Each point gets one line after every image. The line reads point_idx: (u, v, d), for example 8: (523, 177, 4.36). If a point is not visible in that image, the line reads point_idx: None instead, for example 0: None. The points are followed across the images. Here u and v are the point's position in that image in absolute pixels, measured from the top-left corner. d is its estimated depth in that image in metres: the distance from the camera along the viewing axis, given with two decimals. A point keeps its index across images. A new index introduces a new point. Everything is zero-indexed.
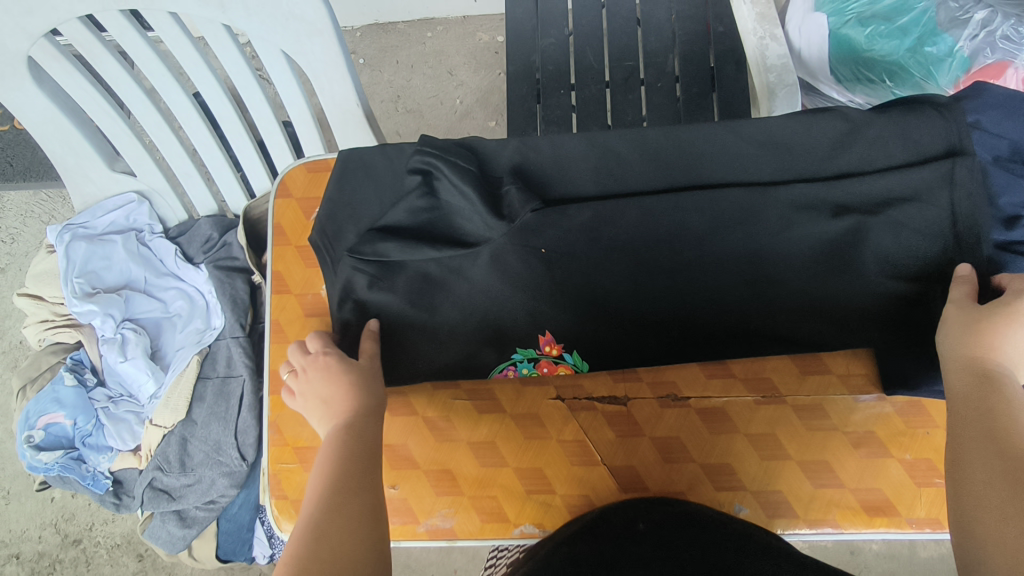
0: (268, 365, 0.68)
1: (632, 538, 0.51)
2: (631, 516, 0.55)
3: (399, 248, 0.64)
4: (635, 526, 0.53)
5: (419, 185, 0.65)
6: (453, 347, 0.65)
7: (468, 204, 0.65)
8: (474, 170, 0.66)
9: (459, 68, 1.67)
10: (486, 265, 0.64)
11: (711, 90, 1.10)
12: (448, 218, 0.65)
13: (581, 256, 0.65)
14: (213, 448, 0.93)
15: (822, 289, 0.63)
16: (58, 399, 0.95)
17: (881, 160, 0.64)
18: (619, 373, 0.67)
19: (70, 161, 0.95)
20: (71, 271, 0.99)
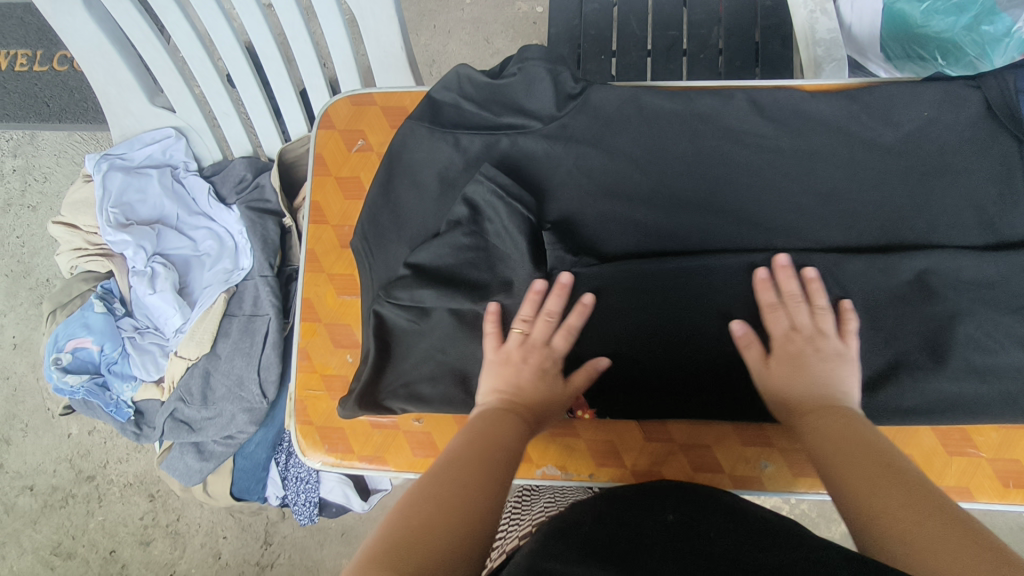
0: (301, 293, 0.68)
1: (656, 525, 0.46)
2: (661, 508, 0.49)
3: (435, 295, 0.63)
4: (662, 515, 0.47)
5: (467, 221, 0.63)
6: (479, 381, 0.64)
7: (515, 253, 0.63)
8: (532, 218, 0.63)
9: (497, 37, 1.66)
10: (524, 313, 0.63)
11: (754, 65, 1.08)
12: (491, 265, 0.64)
13: (621, 297, 0.62)
14: (235, 383, 0.94)
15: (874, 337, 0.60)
16: (87, 324, 0.96)
17: (950, 124, 0.61)
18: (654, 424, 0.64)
19: (112, 92, 0.97)
20: (106, 201, 0.99)
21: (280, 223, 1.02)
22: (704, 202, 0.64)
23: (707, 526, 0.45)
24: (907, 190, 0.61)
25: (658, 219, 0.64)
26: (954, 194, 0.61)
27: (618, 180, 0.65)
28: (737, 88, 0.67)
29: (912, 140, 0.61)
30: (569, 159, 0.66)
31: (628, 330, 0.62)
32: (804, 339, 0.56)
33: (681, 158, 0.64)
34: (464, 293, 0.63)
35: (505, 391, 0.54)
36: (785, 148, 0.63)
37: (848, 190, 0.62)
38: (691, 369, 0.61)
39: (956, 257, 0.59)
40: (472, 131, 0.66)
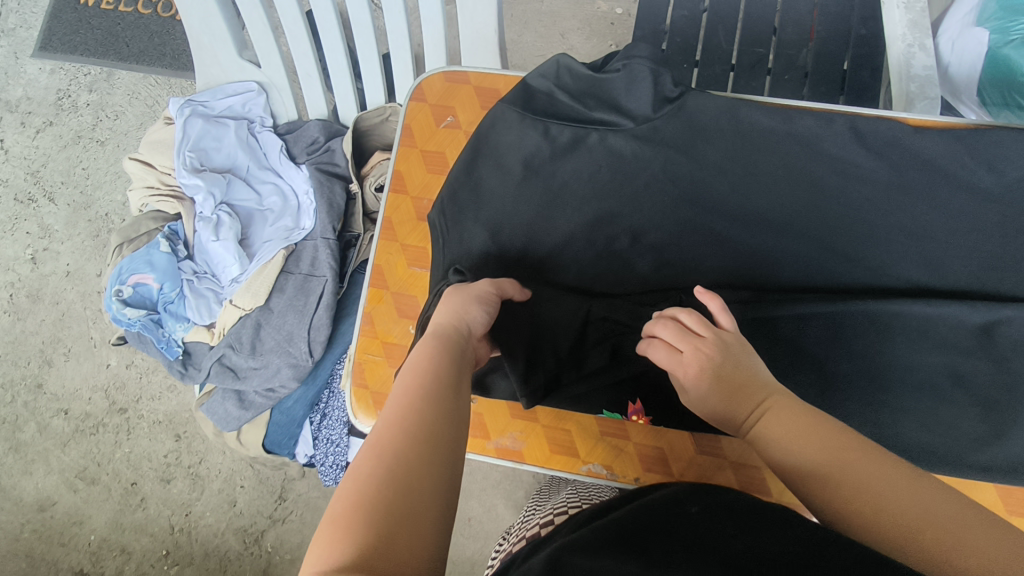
0: (372, 259, 0.69)
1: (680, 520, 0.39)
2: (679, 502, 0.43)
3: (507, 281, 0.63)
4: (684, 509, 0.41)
5: None
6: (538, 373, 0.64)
7: None
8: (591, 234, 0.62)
9: (573, 32, 1.66)
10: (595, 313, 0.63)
11: (838, 93, 1.07)
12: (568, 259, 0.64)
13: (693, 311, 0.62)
14: (285, 338, 0.96)
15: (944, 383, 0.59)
16: (151, 262, 0.99)
17: None
18: (706, 439, 0.64)
19: (204, 40, 0.99)
20: (185, 144, 1.02)
21: (346, 188, 1.04)
22: (787, 224, 0.63)
23: (730, 521, 0.38)
24: (1004, 240, 0.60)
25: (736, 237, 0.64)
26: None
27: (705, 191, 0.65)
28: (837, 113, 0.66)
29: (1017, 190, 0.60)
30: (661, 166, 0.65)
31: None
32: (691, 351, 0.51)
33: (771, 178, 0.64)
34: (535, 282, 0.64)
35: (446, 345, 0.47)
36: (880, 181, 0.62)
37: (941, 232, 0.61)
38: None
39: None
40: (568, 123, 0.67)
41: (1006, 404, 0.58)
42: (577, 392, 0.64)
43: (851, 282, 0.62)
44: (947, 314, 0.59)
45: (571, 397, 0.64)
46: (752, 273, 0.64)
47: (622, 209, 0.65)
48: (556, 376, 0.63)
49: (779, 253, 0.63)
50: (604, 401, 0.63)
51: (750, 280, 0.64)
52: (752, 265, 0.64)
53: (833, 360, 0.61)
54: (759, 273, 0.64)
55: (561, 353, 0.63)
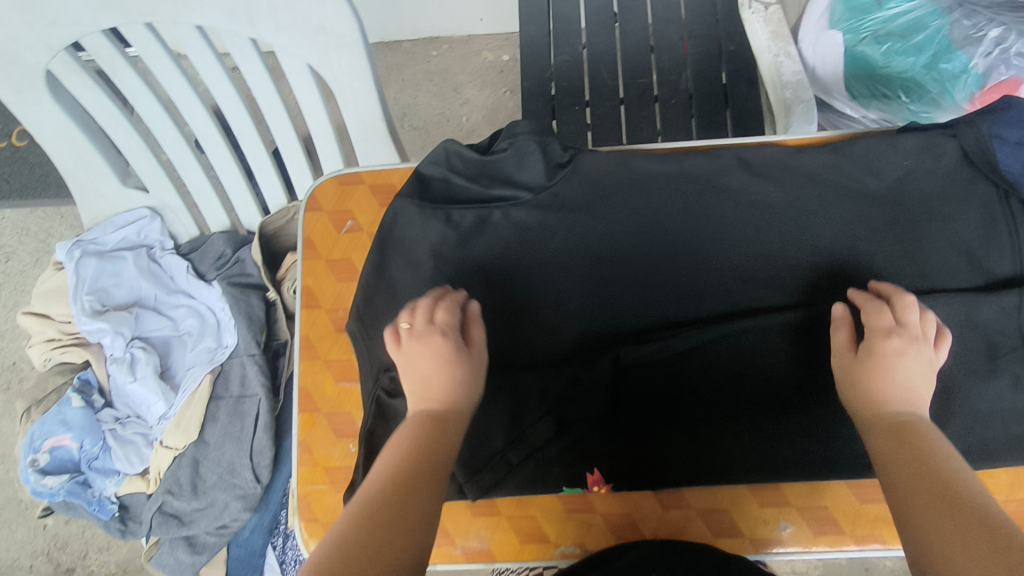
0: (297, 383, 0.65)
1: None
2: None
3: None
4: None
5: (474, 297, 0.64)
6: (488, 469, 0.62)
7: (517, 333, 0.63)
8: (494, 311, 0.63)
9: (465, 86, 1.68)
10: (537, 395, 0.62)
11: (724, 106, 1.11)
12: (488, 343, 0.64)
13: (626, 370, 0.62)
14: (227, 471, 0.90)
15: None
16: (65, 420, 0.92)
17: (933, 174, 0.62)
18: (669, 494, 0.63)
19: (82, 177, 0.94)
20: (81, 288, 0.96)
21: (264, 297, 0.99)
22: (700, 261, 0.64)
23: None
24: (898, 241, 0.62)
25: (656, 282, 0.64)
26: (943, 237, 0.62)
27: (614, 246, 0.65)
28: (722, 147, 0.68)
29: (899, 193, 0.63)
30: (568, 229, 0.66)
31: (639, 397, 0.62)
32: (898, 335, 0.52)
33: (677, 223, 0.65)
34: None
35: (422, 387, 0.50)
36: (777, 205, 0.64)
37: (842, 241, 0.63)
38: (706, 431, 0.61)
39: (956, 303, 0.59)
40: (468, 208, 0.66)
41: (941, 396, 0.59)
42: (535, 476, 0.62)
43: (776, 304, 0.63)
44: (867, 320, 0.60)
45: (528, 481, 0.62)
46: (680, 314, 0.63)
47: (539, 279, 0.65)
48: (507, 462, 0.62)
49: (700, 290, 0.64)
50: (562, 481, 0.62)
51: (681, 321, 0.63)
52: (678, 306, 0.64)
53: (777, 383, 0.61)
54: (687, 312, 0.63)
55: (506, 439, 0.62)
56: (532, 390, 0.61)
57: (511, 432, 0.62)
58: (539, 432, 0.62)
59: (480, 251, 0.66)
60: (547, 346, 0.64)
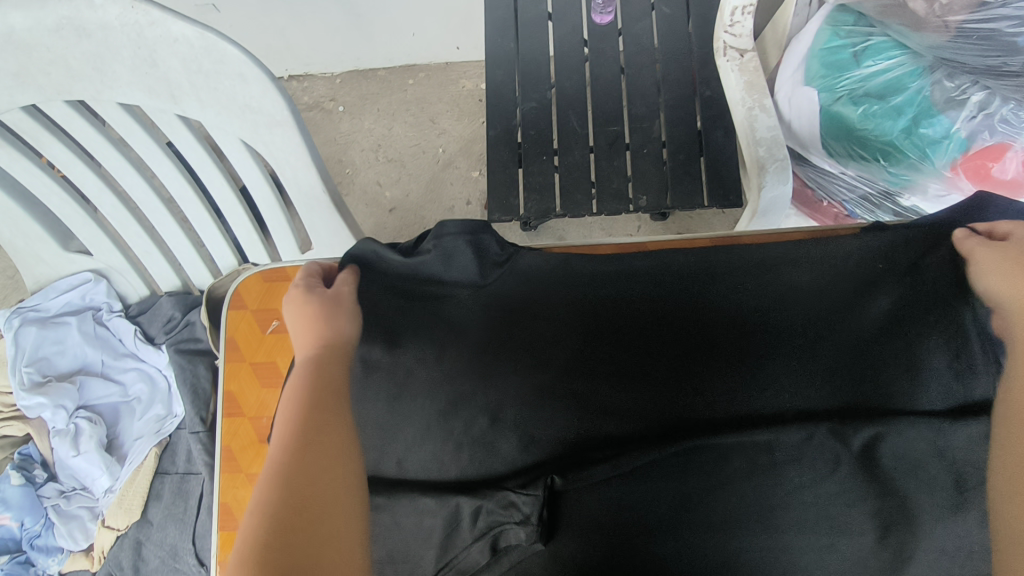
0: (218, 499, 0.61)
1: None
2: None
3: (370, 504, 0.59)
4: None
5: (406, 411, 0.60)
6: None
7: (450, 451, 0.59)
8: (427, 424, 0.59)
9: (442, 116, 1.63)
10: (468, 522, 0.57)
11: (698, 156, 1.06)
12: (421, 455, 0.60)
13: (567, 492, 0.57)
14: (169, 553, 0.86)
15: (837, 517, 0.55)
16: (3, 499, 0.88)
17: (890, 282, 0.59)
18: None
19: (20, 243, 0.90)
20: (20, 360, 0.92)
21: (212, 364, 0.95)
22: (647, 369, 0.60)
23: None
24: (858, 353, 0.58)
25: (600, 391, 0.60)
26: (905, 350, 0.57)
27: (555, 350, 0.61)
28: (666, 246, 0.66)
29: (857, 302, 0.59)
30: (506, 331, 0.62)
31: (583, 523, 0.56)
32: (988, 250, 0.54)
33: (622, 328, 0.61)
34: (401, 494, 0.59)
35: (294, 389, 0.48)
36: (726, 307, 0.61)
37: (797, 350, 0.59)
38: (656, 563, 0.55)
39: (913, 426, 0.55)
40: (403, 309, 0.63)
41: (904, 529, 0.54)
42: None
43: (731, 418, 0.58)
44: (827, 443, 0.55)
45: None
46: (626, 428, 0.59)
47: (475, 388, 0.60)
48: None
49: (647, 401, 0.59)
50: None
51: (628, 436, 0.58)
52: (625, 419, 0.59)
53: (726, 507, 0.56)
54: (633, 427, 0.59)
55: (437, 564, 0.58)
56: (465, 513, 0.58)
57: (442, 557, 0.58)
58: (471, 559, 0.57)
59: (412, 357, 0.61)
60: (482, 463, 0.59)
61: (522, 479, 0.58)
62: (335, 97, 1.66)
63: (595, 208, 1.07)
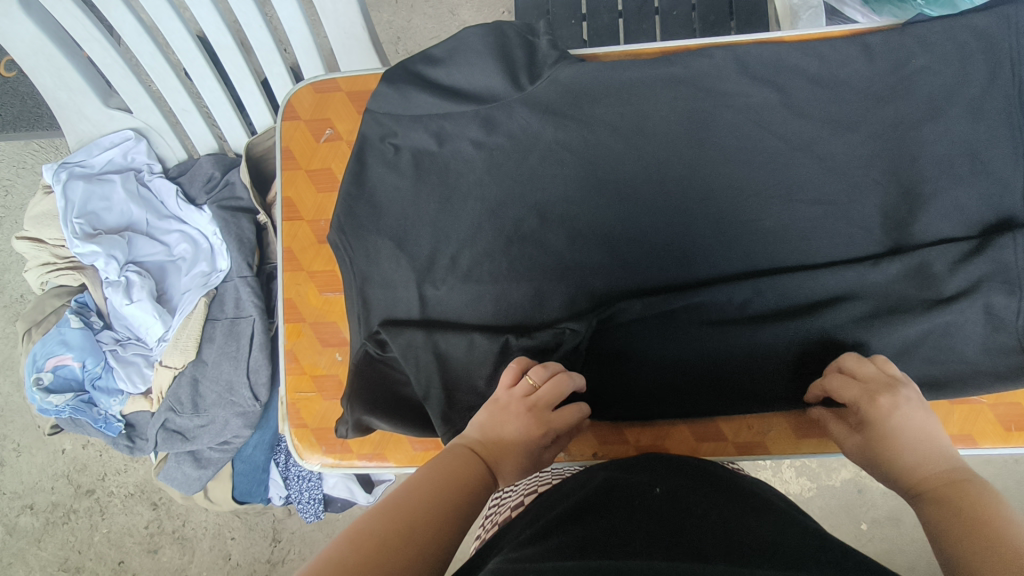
0: (282, 293, 0.66)
1: (643, 497, 0.48)
2: (648, 483, 0.51)
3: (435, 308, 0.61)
4: (649, 490, 0.49)
5: (466, 208, 0.64)
6: (475, 384, 0.61)
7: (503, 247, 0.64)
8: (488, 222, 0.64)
9: (462, 7, 1.60)
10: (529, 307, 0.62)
11: (728, 18, 1.06)
12: (472, 253, 0.64)
13: (611, 279, 0.63)
14: (225, 388, 0.91)
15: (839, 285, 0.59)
16: (65, 340, 0.93)
17: (949, 75, 0.59)
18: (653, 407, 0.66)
19: (62, 96, 0.92)
20: (71, 211, 0.95)
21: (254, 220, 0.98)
22: (693, 212, 0.62)
23: (638, 523, 0.43)
24: (901, 143, 0.59)
25: (639, 224, 0.63)
26: (946, 141, 0.59)
27: (602, 160, 0.63)
28: (711, 45, 0.66)
29: (913, 91, 0.59)
30: (553, 138, 0.63)
31: (615, 356, 0.62)
32: None
33: (666, 128, 0.62)
34: (458, 286, 0.64)
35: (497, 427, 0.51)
36: (770, 107, 0.61)
37: (833, 146, 0.60)
38: (678, 397, 0.62)
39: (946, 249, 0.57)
40: (453, 114, 0.64)
41: (919, 355, 0.58)
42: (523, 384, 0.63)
43: (746, 241, 0.61)
44: (855, 282, 0.59)
45: None
46: (659, 268, 0.62)
47: (524, 189, 0.64)
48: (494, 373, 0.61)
49: (687, 248, 0.62)
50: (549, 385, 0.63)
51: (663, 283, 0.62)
52: (658, 265, 0.62)
53: (739, 349, 0.61)
54: (665, 271, 0.62)
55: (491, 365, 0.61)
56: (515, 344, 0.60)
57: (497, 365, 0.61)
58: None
59: (463, 160, 0.64)
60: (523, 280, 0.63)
61: (569, 317, 0.62)
62: None
63: None
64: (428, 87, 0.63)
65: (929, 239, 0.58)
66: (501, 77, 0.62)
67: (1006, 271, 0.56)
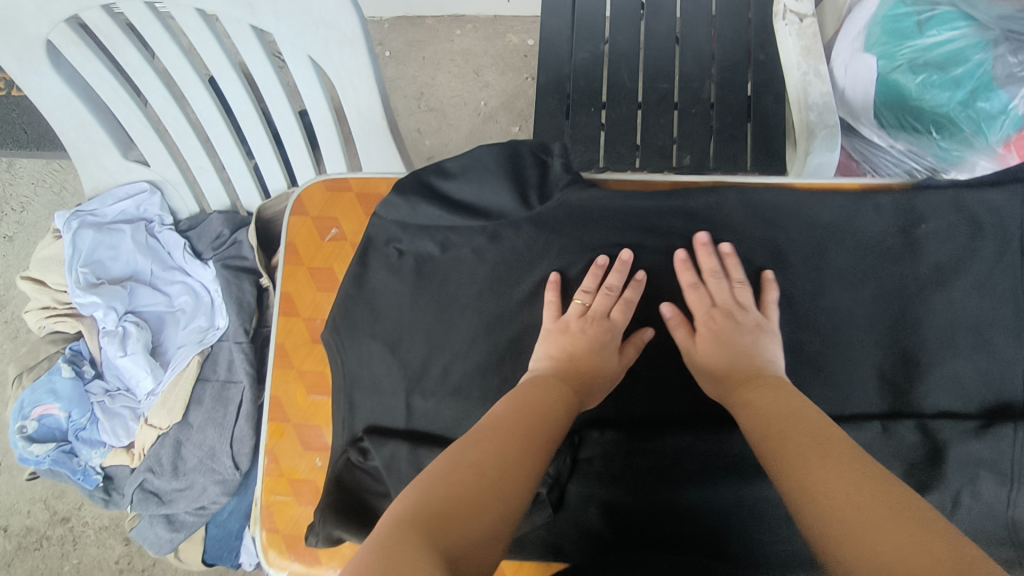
0: (270, 390, 0.65)
1: None
2: None
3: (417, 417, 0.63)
4: None
5: (464, 323, 0.64)
6: None
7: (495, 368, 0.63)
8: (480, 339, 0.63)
9: (487, 69, 1.62)
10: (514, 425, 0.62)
11: (745, 120, 1.06)
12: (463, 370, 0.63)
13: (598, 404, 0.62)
14: (207, 455, 0.91)
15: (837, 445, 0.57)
16: (54, 390, 0.93)
17: (959, 247, 0.58)
18: None
19: (83, 147, 0.93)
20: (77, 260, 0.96)
21: (257, 283, 0.99)
22: (691, 354, 0.61)
23: None
24: (906, 309, 0.59)
25: (632, 358, 0.62)
26: (949, 311, 0.58)
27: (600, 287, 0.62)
28: (715, 180, 0.66)
29: (924, 258, 0.59)
30: (556, 259, 0.63)
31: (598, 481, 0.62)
32: None
33: (666, 265, 0.63)
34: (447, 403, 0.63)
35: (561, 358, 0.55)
36: (775, 252, 0.61)
37: (835, 300, 0.60)
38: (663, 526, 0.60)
39: (944, 425, 0.56)
40: (459, 228, 0.64)
41: None
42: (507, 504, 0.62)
43: None
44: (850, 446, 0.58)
45: None
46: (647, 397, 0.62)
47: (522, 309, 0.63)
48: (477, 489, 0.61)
49: (684, 390, 0.61)
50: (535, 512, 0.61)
51: (657, 420, 0.62)
52: (654, 403, 0.62)
53: (723, 482, 0.60)
54: (659, 408, 0.62)
55: None
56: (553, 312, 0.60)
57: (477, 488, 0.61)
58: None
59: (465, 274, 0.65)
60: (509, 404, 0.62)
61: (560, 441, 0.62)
62: (381, 41, 1.66)
63: (637, 162, 1.07)
64: (437, 200, 0.64)
65: (928, 411, 0.58)
66: (510, 198, 0.63)
67: (1003, 456, 0.55)
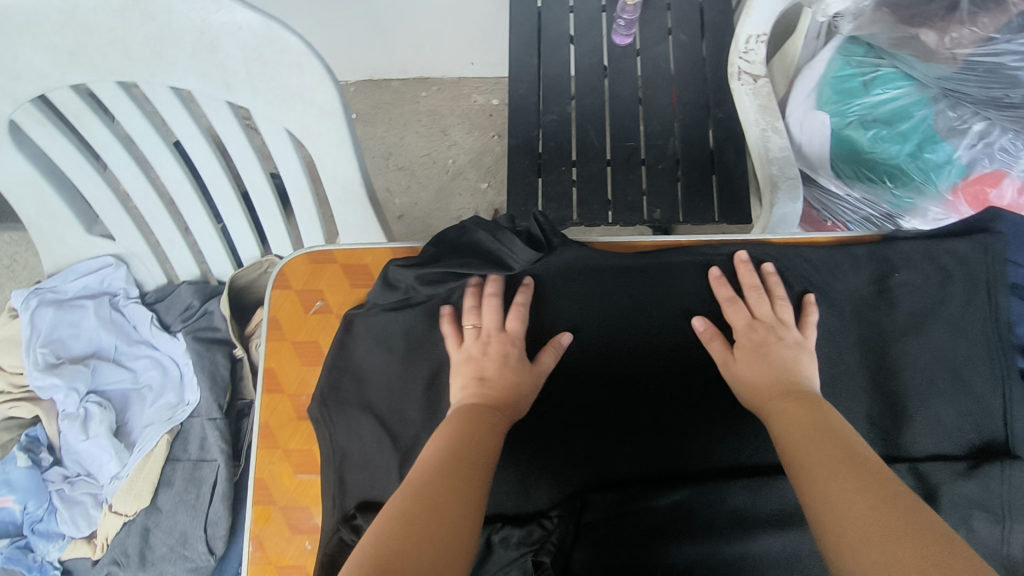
0: (254, 474, 0.64)
1: None
2: None
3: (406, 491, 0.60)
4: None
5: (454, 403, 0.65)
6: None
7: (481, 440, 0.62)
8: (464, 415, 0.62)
9: (454, 128, 1.66)
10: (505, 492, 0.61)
11: (710, 173, 1.10)
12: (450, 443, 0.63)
13: (583, 459, 0.62)
14: (178, 540, 0.87)
15: None
16: (8, 480, 0.88)
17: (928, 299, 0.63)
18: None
19: (45, 224, 0.90)
20: (35, 340, 0.92)
21: (230, 353, 0.96)
22: (687, 410, 0.62)
23: None
24: (885, 356, 0.63)
25: (619, 416, 0.63)
26: (927, 356, 0.62)
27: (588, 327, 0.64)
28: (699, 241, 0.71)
29: (895, 310, 0.64)
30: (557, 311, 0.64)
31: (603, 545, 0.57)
32: None
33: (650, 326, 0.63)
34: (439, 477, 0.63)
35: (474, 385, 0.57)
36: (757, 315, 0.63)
37: (823, 347, 0.63)
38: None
39: (940, 465, 0.59)
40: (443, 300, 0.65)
41: None
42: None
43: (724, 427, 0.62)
44: None
45: None
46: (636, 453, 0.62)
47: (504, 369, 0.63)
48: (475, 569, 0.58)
49: (677, 443, 0.62)
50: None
51: (655, 472, 0.61)
52: (651, 454, 0.62)
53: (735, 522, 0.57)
54: (654, 458, 0.61)
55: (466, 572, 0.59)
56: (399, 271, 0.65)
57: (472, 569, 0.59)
58: None
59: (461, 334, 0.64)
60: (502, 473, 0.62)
61: (557, 508, 0.59)
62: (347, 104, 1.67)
63: (609, 218, 1.10)
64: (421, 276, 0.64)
65: (920, 454, 0.61)
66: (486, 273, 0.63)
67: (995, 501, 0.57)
